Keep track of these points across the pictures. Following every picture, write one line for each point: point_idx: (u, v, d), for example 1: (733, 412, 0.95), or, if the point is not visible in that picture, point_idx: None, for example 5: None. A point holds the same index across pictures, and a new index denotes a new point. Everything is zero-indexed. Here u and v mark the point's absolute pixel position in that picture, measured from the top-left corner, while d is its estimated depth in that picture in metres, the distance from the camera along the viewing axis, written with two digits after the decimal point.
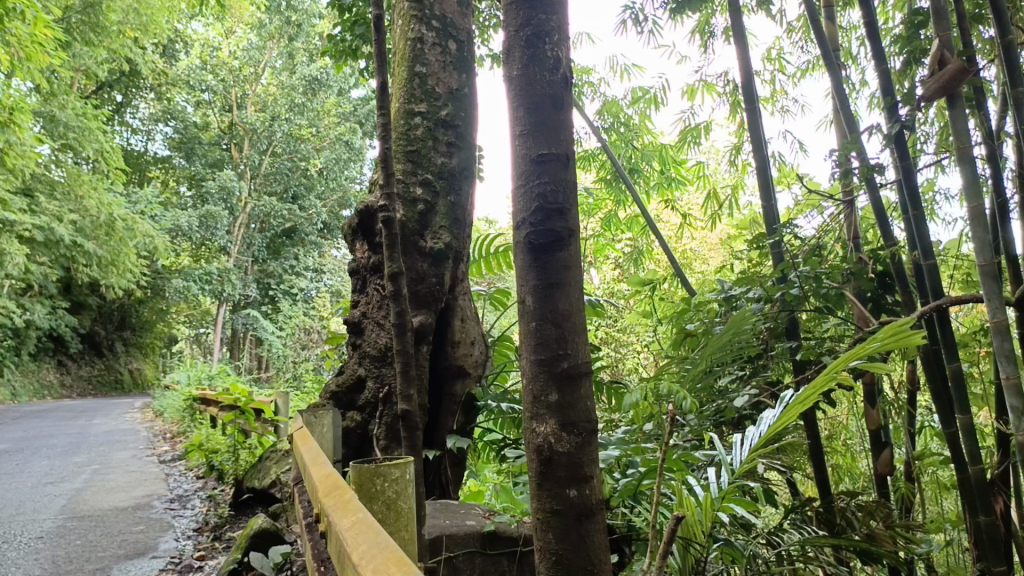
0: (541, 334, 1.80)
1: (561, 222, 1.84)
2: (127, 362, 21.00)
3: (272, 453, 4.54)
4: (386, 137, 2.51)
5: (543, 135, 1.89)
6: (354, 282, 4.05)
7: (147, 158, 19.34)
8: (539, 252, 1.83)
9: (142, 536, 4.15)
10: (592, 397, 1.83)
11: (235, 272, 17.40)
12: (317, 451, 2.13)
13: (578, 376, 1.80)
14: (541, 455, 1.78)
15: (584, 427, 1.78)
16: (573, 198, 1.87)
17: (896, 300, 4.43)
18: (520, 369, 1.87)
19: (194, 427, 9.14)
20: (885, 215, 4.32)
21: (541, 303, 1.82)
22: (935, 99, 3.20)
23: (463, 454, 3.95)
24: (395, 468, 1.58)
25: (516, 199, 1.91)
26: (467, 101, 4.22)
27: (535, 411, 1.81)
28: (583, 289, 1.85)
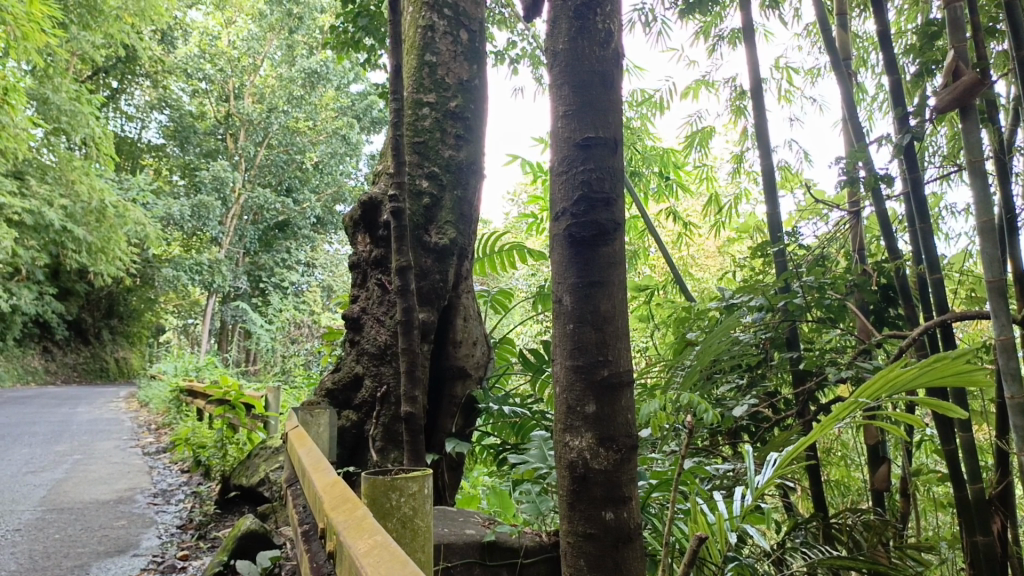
0: (580, 338, 1.74)
1: (606, 213, 1.78)
2: (113, 351, 20.81)
3: (261, 450, 4.41)
4: (399, 122, 2.40)
5: (589, 118, 1.83)
6: (354, 276, 3.93)
7: (141, 146, 19.15)
8: (580, 245, 1.77)
9: (123, 532, 4.01)
10: (631, 408, 1.76)
11: (226, 264, 17.22)
12: (318, 455, 2.02)
13: (619, 386, 1.73)
14: (575, 471, 1.71)
15: (624, 444, 1.71)
16: (619, 186, 1.81)
17: (899, 314, 4.34)
18: (554, 376, 1.80)
19: (180, 419, 9.00)
20: (891, 226, 4.23)
21: (580, 302, 1.75)
22: (948, 111, 3.10)
23: (460, 461, 3.82)
24: (415, 481, 1.46)
25: (557, 186, 1.85)
26: (476, 93, 4.10)
27: (569, 422, 1.74)
28: (627, 289, 1.79)
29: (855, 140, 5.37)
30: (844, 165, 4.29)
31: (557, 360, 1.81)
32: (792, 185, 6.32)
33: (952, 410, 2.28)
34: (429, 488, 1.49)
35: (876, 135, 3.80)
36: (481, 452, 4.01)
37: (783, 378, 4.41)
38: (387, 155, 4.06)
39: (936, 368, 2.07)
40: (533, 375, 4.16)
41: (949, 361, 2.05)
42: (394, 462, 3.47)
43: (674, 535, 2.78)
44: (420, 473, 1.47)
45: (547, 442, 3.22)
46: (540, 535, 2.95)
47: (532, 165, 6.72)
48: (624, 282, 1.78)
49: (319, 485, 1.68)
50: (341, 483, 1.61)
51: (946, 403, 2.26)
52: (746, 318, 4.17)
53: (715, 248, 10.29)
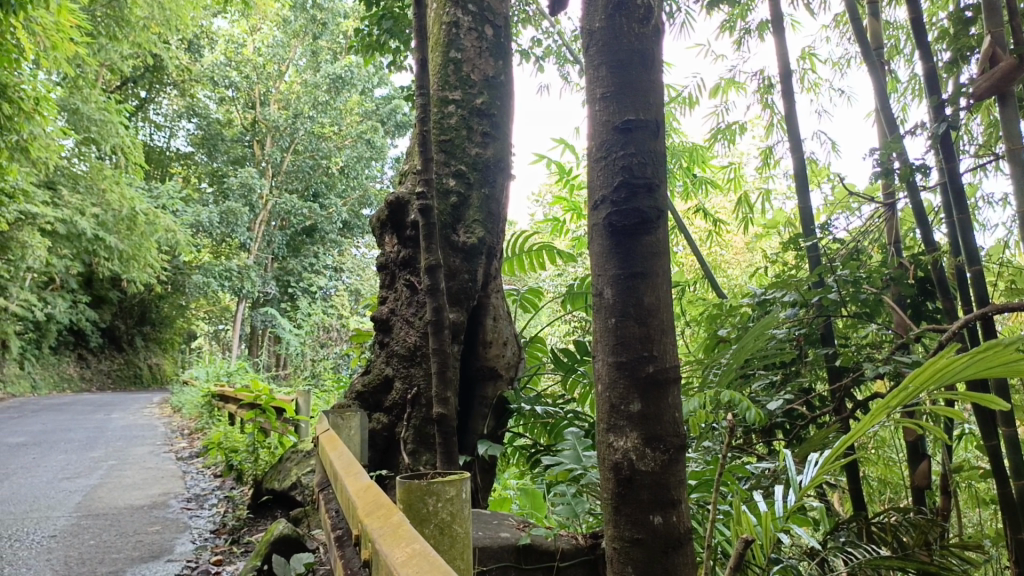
0: (623, 332, 1.68)
1: (648, 200, 1.72)
2: (146, 357, 21.04)
3: (292, 454, 4.40)
4: (426, 117, 2.35)
5: (629, 100, 1.77)
6: (383, 277, 3.90)
7: (169, 154, 19.35)
8: (622, 234, 1.71)
9: (158, 537, 4.01)
10: (678, 407, 1.70)
11: (255, 269, 17.33)
12: (349, 459, 1.98)
13: (665, 383, 1.67)
14: (620, 473, 1.65)
15: (672, 444, 1.65)
16: (660, 171, 1.75)
17: (937, 307, 4.22)
18: (596, 374, 1.74)
19: (212, 424, 9.04)
20: (927, 218, 4.11)
21: (622, 294, 1.69)
22: (986, 98, 3.02)
23: (493, 462, 3.77)
24: (453, 486, 1.42)
25: (596, 173, 1.79)
26: (502, 89, 4.06)
27: (612, 422, 1.68)
28: (671, 281, 1.73)
29: (888, 132, 5.26)
30: (878, 156, 4.19)
31: (598, 357, 1.76)
32: (821, 179, 6.23)
33: (995, 402, 2.08)
34: (466, 492, 1.45)
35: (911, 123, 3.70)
36: (512, 454, 3.96)
37: (819, 374, 4.32)
38: (413, 154, 4.03)
39: (984, 358, 1.96)
40: (564, 374, 4.10)
41: (998, 349, 1.95)
42: (426, 465, 3.43)
43: (716, 538, 2.71)
44: (458, 478, 1.43)
45: (580, 442, 3.16)
46: (577, 537, 2.89)
47: (557, 164, 6.66)
48: (668, 271, 1.72)
49: (351, 489, 1.63)
50: (374, 488, 1.57)
51: (990, 393, 2.05)
52: (780, 314, 4.09)
53: (745, 244, 10.15)
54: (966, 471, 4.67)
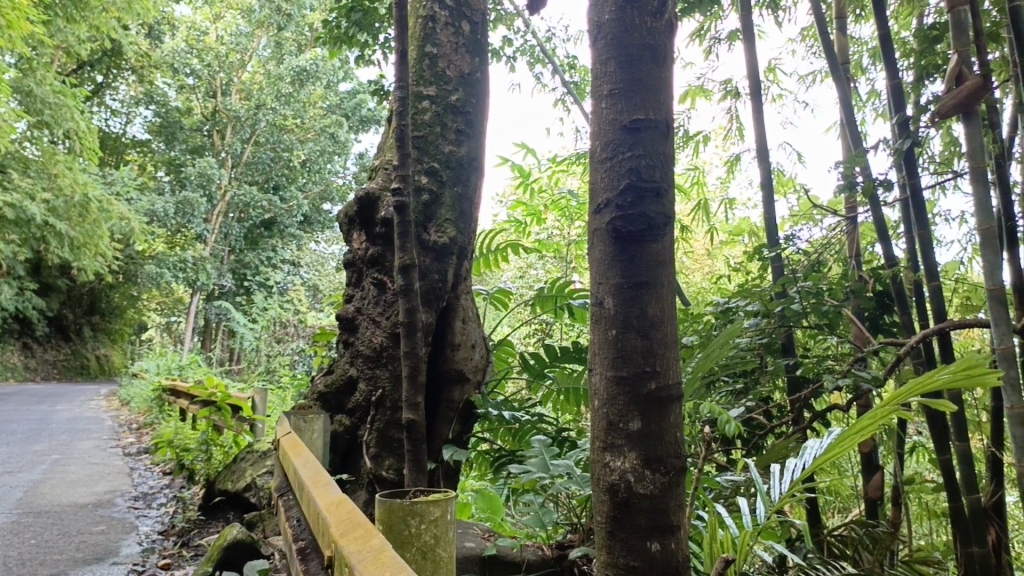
0: (625, 345, 1.62)
1: (655, 205, 1.67)
2: (94, 348, 20.49)
3: (248, 454, 4.27)
4: (404, 110, 2.26)
5: (638, 99, 1.71)
6: (349, 274, 3.82)
7: (125, 141, 18.89)
8: (626, 239, 1.66)
9: (103, 538, 3.85)
10: (679, 426, 1.64)
11: (210, 262, 17.00)
12: (316, 468, 1.88)
13: (666, 401, 1.61)
14: (616, 496, 1.59)
15: (672, 465, 1.60)
16: (669, 174, 1.69)
17: (894, 321, 4.25)
18: (593, 388, 1.68)
19: (162, 419, 8.81)
20: (888, 232, 4.14)
21: (625, 305, 1.64)
22: (951, 117, 3.02)
23: (457, 467, 3.69)
24: (443, 506, 1.43)
25: (600, 174, 1.73)
26: (478, 87, 3.99)
27: (610, 440, 1.62)
28: (675, 293, 1.67)
29: (853, 146, 5.30)
30: (843, 170, 4.20)
31: (595, 369, 1.69)
32: (785, 191, 6.26)
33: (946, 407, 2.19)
34: (450, 513, 1.46)
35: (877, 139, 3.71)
36: (476, 458, 3.88)
37: (781, 385, 4.33)
38: (384, 149, 3.94)
39: (965, 376, 2.04)
40: (531, 378, 4.03)
41: (976, 366, 2.04)
42: (389, 469, 3.33)
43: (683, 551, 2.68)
44: (445, 498, 1.44)
45: (548, 449, 3.09)
46: (542, 548, 2.85)
47: (521, 167, 6.60)
48: (672, 281, 1.67)
49: (322, 503, 1.55)
50: (347, 503, 1.48)
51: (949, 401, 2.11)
52: (743, 322, 4.09)
53: (708, 251, 10.21)
54: (919, 483, 4.72)
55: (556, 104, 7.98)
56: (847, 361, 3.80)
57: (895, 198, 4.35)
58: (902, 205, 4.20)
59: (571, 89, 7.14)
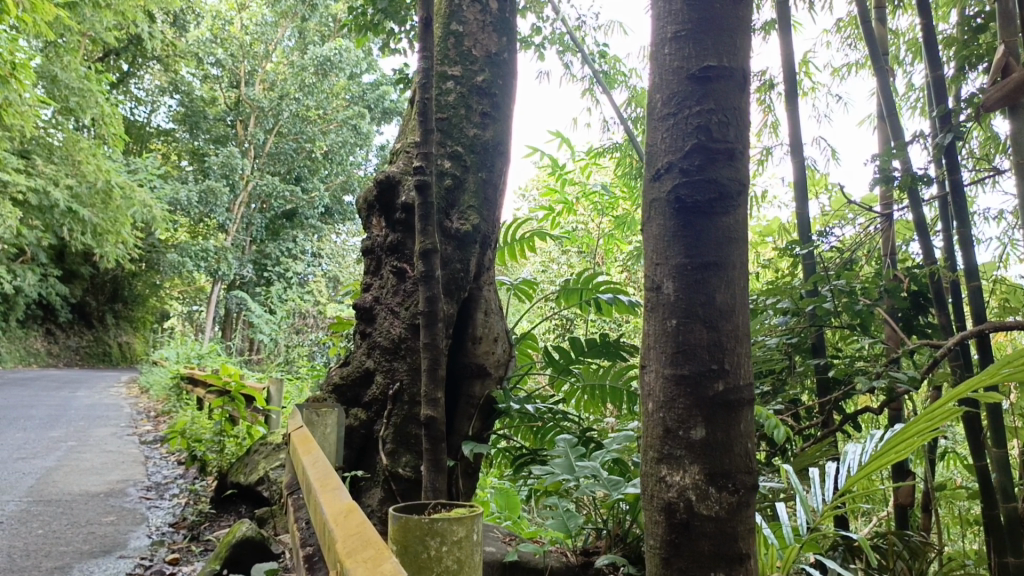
0: (687, 338, 1.47)
1: (727, 169, 1.52)
2: (116, 335, 20.52)
3: (260, 447, 4.15)
4: (429, 81, 2.11)
5: (710, 42, 1.56)
6: (368, 262, 3.68)
7: (150, 130, 18.80)
8: (691, 209, 1.51)
9: (111, 529, 3.75)
10: (749, 437, 1.48)
11: (232, 251, 16.93)
12: (327, 469, 1.75)
13: (736, 406, 1.45)
14: (675, 515, 1.43)
15: (740, 482, 1.44)
16: (743, 131, 1.55)
17: (929, 321, 3.95)
18: (648, 388, 1.53)
19: (179, 408, 8.74)
20: (925, 230, 3.89)
21: (688, 290, 1.49)
22: (995, 111, 2.78)
23: (476, 466, 3.54)
24: (468, 527, 1.32)
25: (661, 133, 1.58)
26: (505, 68, 3.84)
27: (667, 450, 1.47)
28: (748, 277, 1.51)
29: (890, 140, 5.08)
30: (879, 163, 3.96)
31: (650, 366, 1.54)
32: (819, 187, 6.04)
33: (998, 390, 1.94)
34: (476, 534, 1.35)
35: (913, 131, 3.47)
36: (495, 456, 3.73)
37: (809, 385, 4.16)
38: (406, 131, 3.80)
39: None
40: (555, 374, 3.87)
41: None
42: (406, 467, 3.21)
43: None
44: (472, 516, 1.33)
45: (571, 447, 2.92)
46: (567, 555, 2.69)
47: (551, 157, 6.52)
48: (742, 261, 1.52)
49: (329, 509, 1.42)
50: (355, 510, 1.35)
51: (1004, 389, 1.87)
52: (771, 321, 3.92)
53: None
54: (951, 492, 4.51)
55: (583, 95, 7.83)
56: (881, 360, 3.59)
57: (934, 194, 4.12)
58: (941, 201, 3.97)
59: (600, 78, 6.97)
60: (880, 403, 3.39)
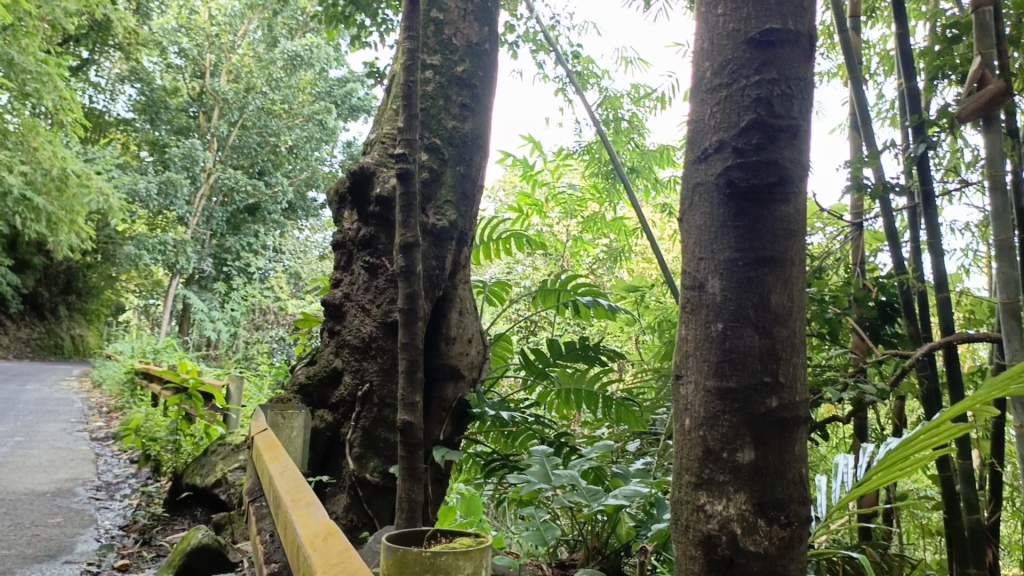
0: (738, 347, 1.32)
1: (787, 148, 1.39)
2: (69, 328, 19.92)
3: (219, 447, 3.98)
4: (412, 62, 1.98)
5: (772, 2, 1.42)
6: (338, 257, 3.56)
7: (109, 119, 18.31)
8: (746, 195, 1.37)
9: (57, 531, 3.55)
10: (803, 462, 1.33)
11: (192, 244, 16.53)
12: (298, 486, 1.59)
13: (790, 427, 1.31)
14: (715, 551, 1.28)
15: (793, 516, 1.28)
16: (807, 107, 1.42)
17: (897, 332, 3.80)
18: (685, 402, 1.38)
19: (133, 404, 8.45)
20: (896, 240, 3.75)
21: (737, 289, 1.34)
22: (968, 125, 2.54)
23: (445, 471, 3.41)
24: (475, 564, 1.22)
25: (710, 108, 1.44)
26: (486, 58, 3.73)
27: (707, 476, 1.32)
28: (806, 277, 1.37)
29: (863, 148, 4.99)
30: (850, 170, 3.84)
31: (687, 377, 1.39)
32: None
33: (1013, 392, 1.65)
34: (483, 568, 1.24)
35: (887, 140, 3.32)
36: (466, 461, 3.62)
37: None
38: (381, 121, 3.67)
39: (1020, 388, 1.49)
40: (531, 377, 3.77)
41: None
42: (374, 472, 3.07)
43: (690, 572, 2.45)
44: (479, 550, 1.22)
45: (548, 456, 2.77)
46: (541, 568, 2.56)
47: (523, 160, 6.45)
48: (802, 258, 1.38)
49: (303, 534, 1.27)
50: (335, 536, 1.21)
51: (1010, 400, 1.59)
52: None
53: None
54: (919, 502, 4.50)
55: (556, 95, 7.75)
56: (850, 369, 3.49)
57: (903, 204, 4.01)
58: (910, 211, 3.82)
59: (573, 78, 6.85)
60: (848, 413, 3.31)
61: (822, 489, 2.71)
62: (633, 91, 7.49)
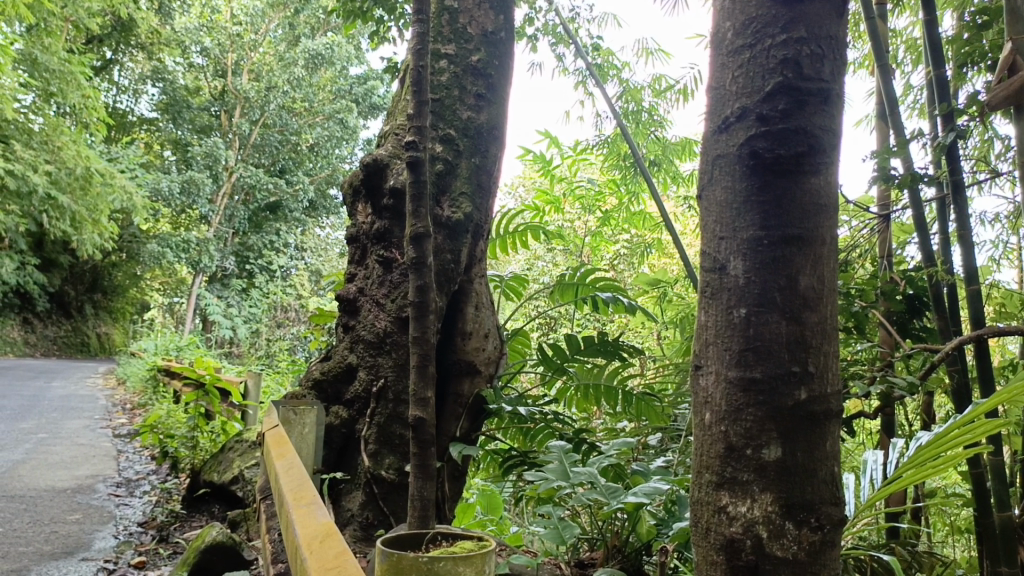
0: (763, 332, 1.29)
1: (815, 114, 1.35)
2: (94, 326, 20.12)
3: (236, 444, 3.97)
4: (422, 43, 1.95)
5: None
6: (353, 251, 3.52)
7: (132, 118, 18.47)
8: (771, 167, 1.34)
9: (76, 528, 3.55)
10: (834, 459, 1.29)
11: (214, 242, 16.63)
12: (301, 483, 1.57)
13: (820, 419, 1.27)
14: (742, 554, 1.24)
15: (824, 516, 1.24)
16: (837, 68, 1.38)
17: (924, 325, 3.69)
18: (706, 393, 1.35)
19: (156, 400, 8.50)
20: (924, 232, 3.64)
21: (763, 270, 1.31)
22: (999, 113, 2.42)
23: (463, 468, 3.36)
24: (476, 569, 1.20)
25: (733, 74, 1.41)
26: (502, 47, 3.68)
27: (730, 473, 1.28)
28: (836, 258, 1.34)
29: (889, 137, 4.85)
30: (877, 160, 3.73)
31: (709, 365, 1.36)
32: None
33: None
34: (485, 572, 1.22)
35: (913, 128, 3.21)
36: (484, 457, 3.57)
37: None
38: (395, 112, 3.63)
39: None
40: (549, 372, 3.71)
41: None
42: (389, 469, 3.03)
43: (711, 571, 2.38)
44: (480, 555, 1.21)
45: (567, 453, 2.71)
46: (560, 566, 2.51)
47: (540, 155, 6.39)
48: (831, 235, 1.35)
49: (304, 532, 1.25)
50: (336, 535, 1.19)
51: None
52: None
53: None
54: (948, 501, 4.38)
55: (576, 88, 7.68)
56: (876, 364, 3.40)
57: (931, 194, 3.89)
58: (938, 202, 3.67)
59: (593, 71, 6.76)
60: (874, 408, 3.23)
61: (849, 488, 2.63)
62: (653, 83, 7.40)
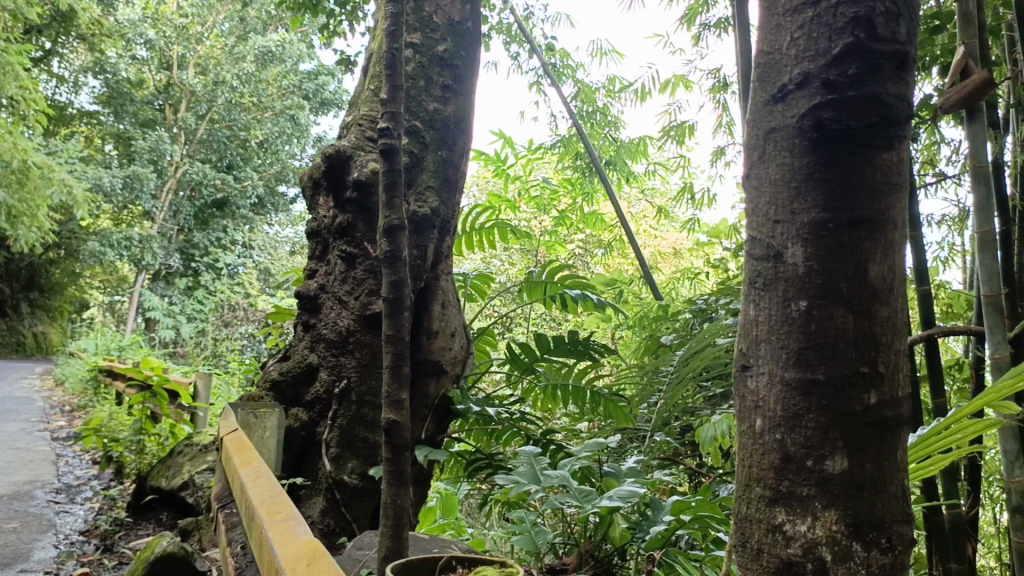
0: (828, 333, 1.09)
1: (892, 76, 1.12)
2: (30, 325, 19.35)
3: (186, 448, 3.82)
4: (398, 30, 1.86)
5: None
6: (313, 247, 3.41)
7: (73, 111, 17.82)
8: (837, 139, 1.12)
9: (14, 537, 3.36)
10: (905, 478, 1.10)
11: (158, 240, 16.12)
12: (274, 496, 1.47)
13: (892, 435, 1.08)
14: None
15: (895, 545, 1.06)
16: (915, 27, 1.14)
17: None
18: (758, 400, 1.15)
19: (96, 403, 8.16)
20: None
21: (826, 260, 1.11)
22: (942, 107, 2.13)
23: (428, 471, 3.27)
24: None
25: (793, 34, 1.19)
26: (469, 38, 3.60)
27: (785, 488, 1.10)
28: (906, 243, 1.14)
29: None
30: None
31: (759, 368, 1.16)
32: None
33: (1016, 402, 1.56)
34: None
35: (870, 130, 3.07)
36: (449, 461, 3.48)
37: None
38: (358, 102, 3.52)
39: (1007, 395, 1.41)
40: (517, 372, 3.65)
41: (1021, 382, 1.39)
42: (352, 474, 2.93)
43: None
44: None
45: (537, 457, 2.63)
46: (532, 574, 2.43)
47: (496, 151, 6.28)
48: (903, 217, 1.14)
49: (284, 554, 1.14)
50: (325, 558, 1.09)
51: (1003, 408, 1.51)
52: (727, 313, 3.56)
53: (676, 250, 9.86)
54: None
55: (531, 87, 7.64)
56: None
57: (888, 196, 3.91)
58: None
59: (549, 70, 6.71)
60: None
61: None
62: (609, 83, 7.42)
